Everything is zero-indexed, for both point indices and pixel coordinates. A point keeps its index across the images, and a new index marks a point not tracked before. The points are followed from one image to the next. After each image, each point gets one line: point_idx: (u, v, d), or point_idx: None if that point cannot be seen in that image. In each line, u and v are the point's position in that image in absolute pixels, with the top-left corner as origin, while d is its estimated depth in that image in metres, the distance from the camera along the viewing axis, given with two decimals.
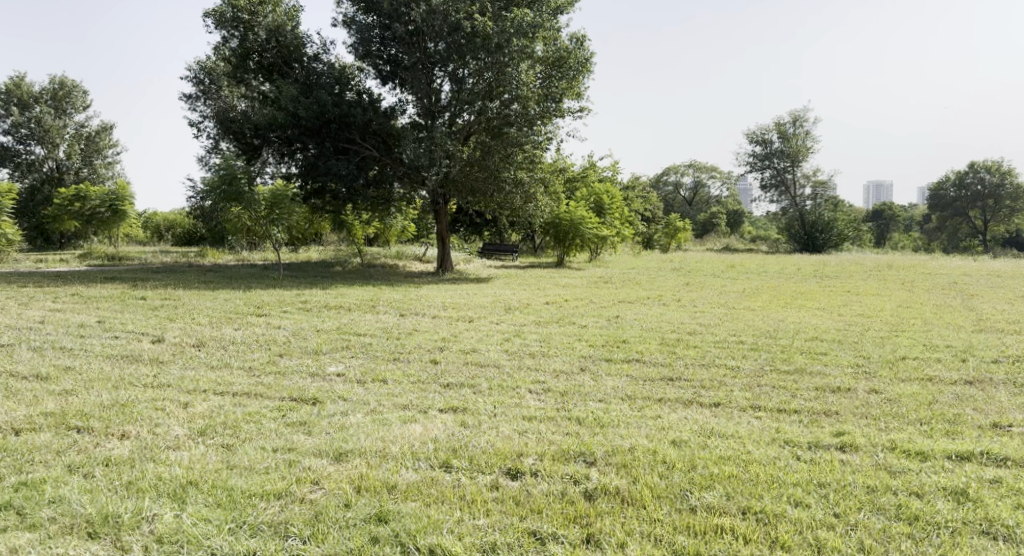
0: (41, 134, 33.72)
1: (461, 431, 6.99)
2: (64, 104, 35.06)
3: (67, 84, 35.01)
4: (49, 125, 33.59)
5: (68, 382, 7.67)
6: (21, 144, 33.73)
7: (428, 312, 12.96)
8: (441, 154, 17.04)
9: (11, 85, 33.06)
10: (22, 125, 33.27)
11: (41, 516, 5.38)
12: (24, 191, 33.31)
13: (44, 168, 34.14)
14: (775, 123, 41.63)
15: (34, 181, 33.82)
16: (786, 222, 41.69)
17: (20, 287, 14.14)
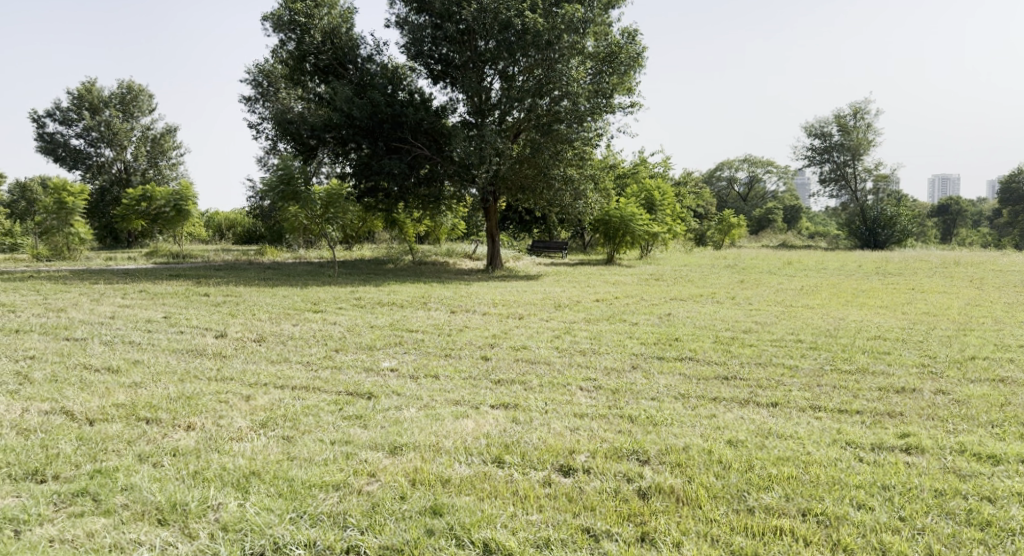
0: (110, 137, 35.09)
1: (513, 427, 7.03)
2: (131, 108, 36.38)
3: (134, 89, 36.37)
4: (118, 127, 34.94)
5: (138, 374, 7.92)
6: (92, 146, 35.22)
7: (479, 309, 13.04)
8: (492, 152, 17.11)
9: (83, 90, 34.61)
10: (93, 128, 34.71)
11: (115, 503, 5.54)
12: (95, 192, 34.70)
13: (112, 169, 35.51)
14: (835, 116, 40.80)
15: (104, 182, 35.26)
16: (846, 218, 40.83)
17: (91, 283, 14.63)
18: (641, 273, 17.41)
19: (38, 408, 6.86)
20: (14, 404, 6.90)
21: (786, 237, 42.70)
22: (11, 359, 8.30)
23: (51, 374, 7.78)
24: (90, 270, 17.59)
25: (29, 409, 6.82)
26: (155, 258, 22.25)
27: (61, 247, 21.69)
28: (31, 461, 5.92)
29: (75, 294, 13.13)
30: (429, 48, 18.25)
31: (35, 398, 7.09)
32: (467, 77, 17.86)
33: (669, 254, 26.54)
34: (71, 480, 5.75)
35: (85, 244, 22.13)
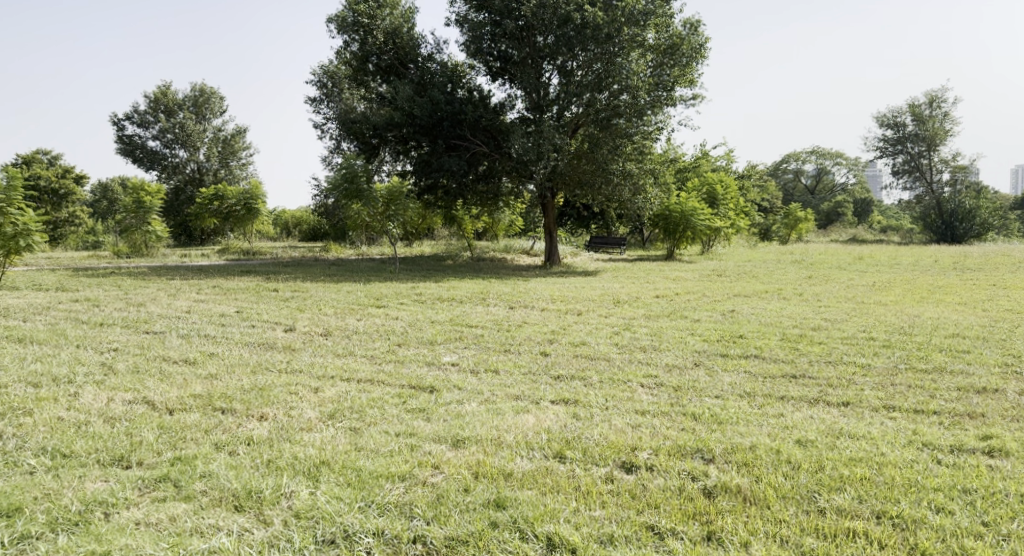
0: (184, 138, 36.34)
1: (574, 422, 7.03)
2: (204, 110, 37.62)
3: (207, 92, 37.62)
4: (191, 129, 36.18)
5: (213, 366, 8.16)
6: (168, 147, 36.43)
7: (538, 304, 13.05)
8: (550, 147, 17.06)
9: (159, 93, 35.98)
10: (168, 130, 35.93)
11: (194, 489, 5.68)
12: (170, 191, 35.95)
13: (186, 170, 36.70)
14: (909, 105, 39.66)
15: (179, 182, 36.49)
16: (921, 211, 39.70)
17: (167, 279, 15.11)
18: (703, 269, 17.18)
19: (122, 397, 7.10)
20: (99, 393, 7.15)
21: (856, 232, 41.70)
22: (96, 350, 8.61)
23: (132, 366, 8.05)
24: (165, 266, 18.13)
25: (114, 399, 7.05)
26: (227, 255, 22.85)
27: (139, 245, 22.51)
28: (118, 448, 6.10)
29: (153, 289, 13.57)
30: (488, 45, 18.35)
31: (119, 388, 7.34)
32: (525, 73, 17.90)
33: (731, 249, 26.20)
34: (154, 467, 5.93)
35: (161, 242, 22.80)
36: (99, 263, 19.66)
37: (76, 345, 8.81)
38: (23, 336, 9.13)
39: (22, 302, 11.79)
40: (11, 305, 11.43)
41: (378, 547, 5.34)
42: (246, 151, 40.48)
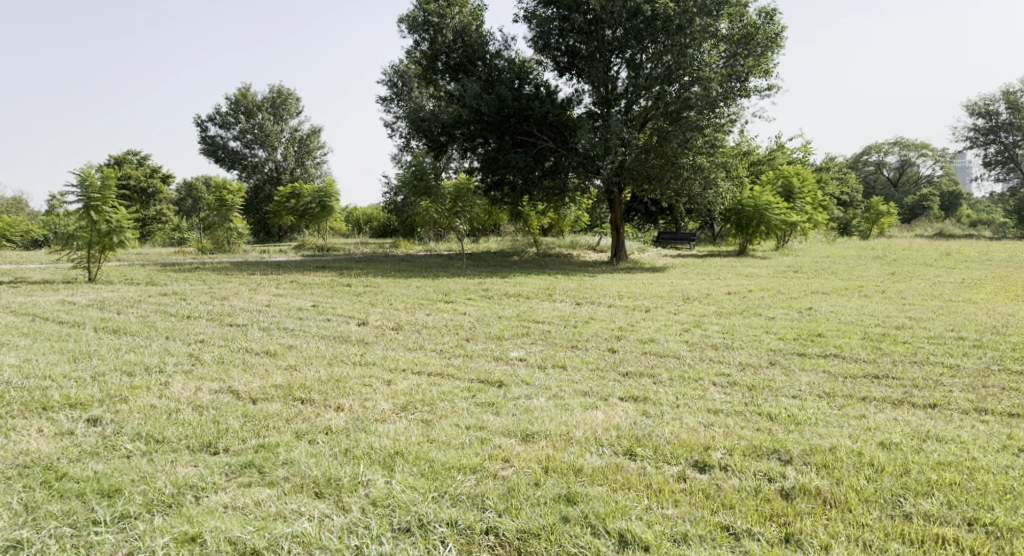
0: (263, 138, 37.38)
1: (644, 420, 6.95)
2: (281, 111, 38.64)
3: (284, 93, 38.61)
4: (269, 129, 37.21)
5: (292, 357, 8.36)
6: (248, 147, 37.64)
7: (606, 301, 12.95)
8: (617, 142, 16.90)
9: (239, 95, 37.18)
10: (248, 131, 37.13)
11: (277, 476, 5.81)
12: (250, 190, 37.10)
13: (265, 169, 37.85)
14: (1003, 93, 38.10)
15: (258, 181, 37.71)
16: (1015, 204, 38.10)
17: (248, 274, 15.53)
18: (778, 265, 16.78)
19: (208, 387, 7.31)
20: (187, 383, 7.38)
21: (943, 226, 40.26)
22: (184, 342, 8.90)
23: (217, 357, 8.28)
24: (246, 262, 18.66)
25: (201, 388, 7.26)
26: (303, 251, 23.38)
27: (222, 242, 23.26)
28: (206, 435, 6.28)
29: (235, 284, 13.97)
30: (556, 40, 18.33)
31: (205, 378, 7.57)
32: (593, 68, 17.77)
33: (807, 244, 25.57)
34: (239, 454, 6.07)
35: (242, 238, 23.51)
36: (185, 258, 20.39)
37: (165, 336, 9.11)
38: (116, 328, 9.49)
39: (115, 295, 12.29)
40: (105, 298, 11.90)
41: (452, 536, 5.37)
42: (321, 150, 41.38)
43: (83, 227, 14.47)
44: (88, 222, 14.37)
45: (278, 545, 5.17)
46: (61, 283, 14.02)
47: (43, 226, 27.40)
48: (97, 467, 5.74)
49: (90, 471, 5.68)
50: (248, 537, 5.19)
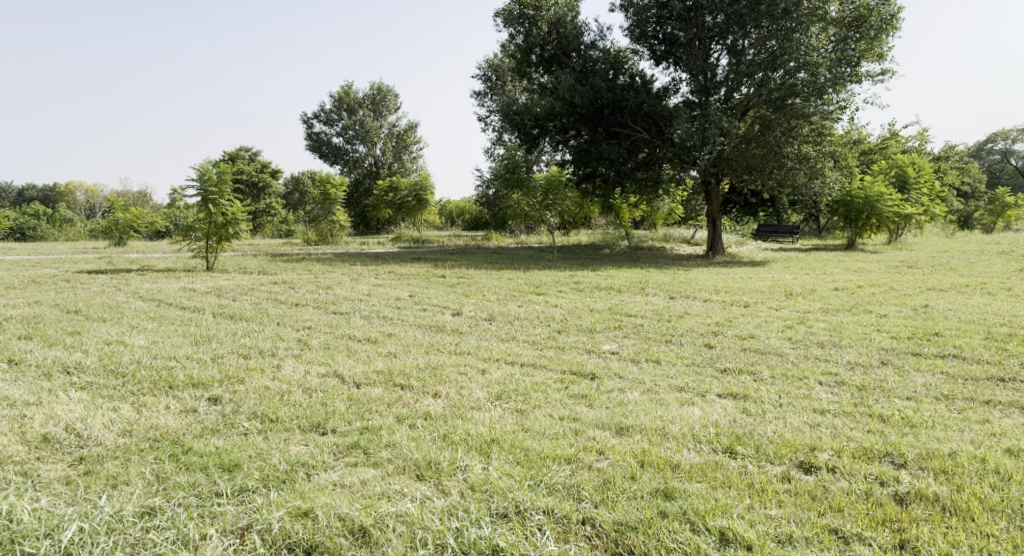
0: (363, 134, 38.36)
1: (744, 418, 6.74)
2: (381, 107, 39.50)
3: (384, 89, 39.41)
4: (369, 125, 38.15)
5: (391, 345, 8.50)
6: (349, 143, 38.74)
7: (702, 295, 12.69)
8: (716, 131, 16.46)
9: (342, 92, 38.24)
10: (350, 127, 38.17)
11: (381, 457, 5.90)
12: (351, 184, 38.26)
13: (365, 164, 38.91)
14: None
15: (359, 176, 38.76)
16: None
17: (350, 265, 15.94)
18: (890, 260, 16.07)
19: (316, 370, 7.51)
20: (297, 366, 7.60)
21: None
22: (292, 328, 9.18)
23: (323, 343, 8.49)
24: (348, 253, 19.18)
25: (310, 372, 7.47)
26: (401, 243, 23.89)
27: (326, 234, 24.02)
28: (315, 416, 6.44)
29: (338, 273, 14.36)
30: (653, 28, 18.07)
31: (313, 362, 7.78)
32: (693, 55, 17.37)
33: (922, 238, 24.41)
34: (345, 435, 6.21)
35: (345, 231, 24.21)
36: (292, 249, 21.09)
37: (276, 322, 9.41)
38: (233, 313, 9.86)
39: (229, 283, 12.82)
40: (221, 286, 12.40)
41: (550, 525, 5.34)
42: (418, 143, 42.11)
43: (201, 219, 15.14)
44: (205, 215, 15.02)
45: (383, 523, 5.26)
46: (181, 271, 14.74)
47: (165, 220, 28.95)
48: (218, 443, 5.95)
49: (212, 446, 5.90)
50: (356, 514, 5.29)
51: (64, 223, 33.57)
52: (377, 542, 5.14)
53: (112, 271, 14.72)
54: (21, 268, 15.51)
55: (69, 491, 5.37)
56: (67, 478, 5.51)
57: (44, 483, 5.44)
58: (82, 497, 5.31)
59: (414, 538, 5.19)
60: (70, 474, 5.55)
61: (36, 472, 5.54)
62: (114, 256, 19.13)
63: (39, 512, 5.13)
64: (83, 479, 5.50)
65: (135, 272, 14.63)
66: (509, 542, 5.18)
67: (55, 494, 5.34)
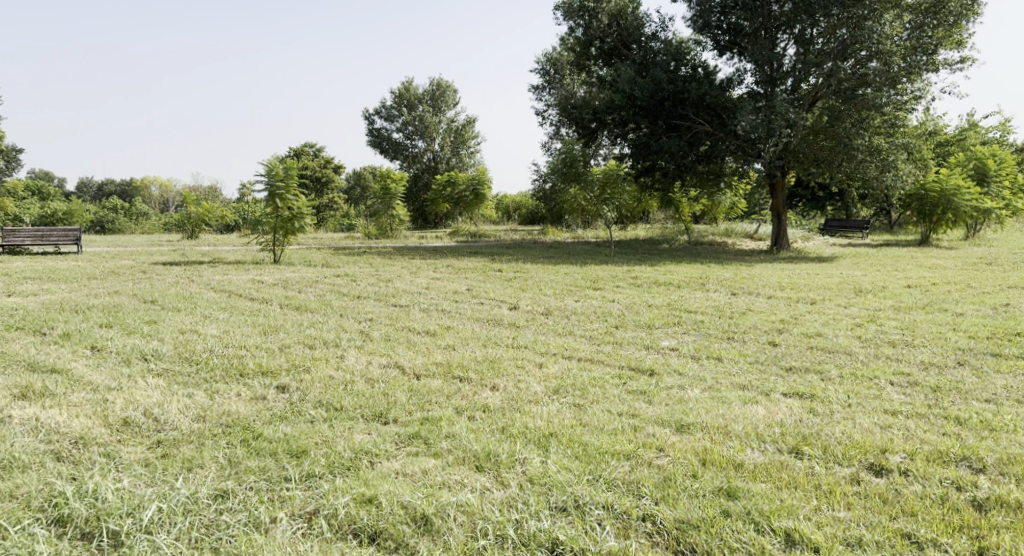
0: (423, 130, 38.70)
1: (811, 418, 6.55)
2: (440, 103, 39.75)
3: (443, 84, 39.65)
4: (428, 120, 38.46)
5: (450, 338, 8.50)
6: (409, 139, 39.15)
7: (765, 291, 12.40)
8: (782, 123, 16.06)
9: (402, 89, 38.70)
10: (410, 123, 38.58)
11: (441, 447, 5.90)
12: (410, 179, 38.68)
13: (424, 159, 39.26)
14: None
15: (418, 171, 39.16)
16: None
17: (410, 258, 16.06)
18: (967, 256, 15.45)
19: (378, 361, 7.57)
20: (359, 356, 7.66)
21: None
22: (355, 319, 9.26)
23: (385, 334, 8.55)
24: (408, 247, 19.36)
25: (372, 362, 7.52)
26: (459, 237, 24.01)
27: (386, 228, 24.29)
28: (377, 406, 6.47)
29: (397, 267, 14.47)
30: (717, 18, 17.75)
31: (375, 353, 7.83)
32: (759, 45, 17.02)
33: (1001, 234, 23.45)
34: (406, 425, 6.21)
35: (404, 225, 24.45)
36: (354, 243, 21.39)
37: (339, 314, 9.51)
38: (299, 305, 10.01)
39: (295, 275, 13.03)
40: (286, 277, 12.62)
41: (610, 520, 5.26)
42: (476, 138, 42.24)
43: (269, 213, 15.42)
44: (272, 209, 15.31)
45: (444, 512, 5.24)
46: (249, 264, 15.06)
47: (234, 213, 29.68)
48: (286, 430, 6.03)
49: (281, 433, 5.97)
50: (418, 503, 5.29)
51: (139, 216, 34.68)
52: (439, 530, 5.13)
53: (184, 263, 15.12)
54: (100, 259, 16.07)
55: (148, 473, 5.48)
56: (146, 460, 5.63)
57: (125, 465, 5.57)
58: (160, 479, 5.42)
59: (475, 528, 5.16)
60: (149, 456, 5.67)
61: (118, 454, 5.67)
62: (186, 248, 19.69)
63: (122, 492, 5.24)
64: (162, 461, 5.60)
65: (206, 264, 14.99)
66: (568, 536, 5.11)
67: (136, 475, 5.46)
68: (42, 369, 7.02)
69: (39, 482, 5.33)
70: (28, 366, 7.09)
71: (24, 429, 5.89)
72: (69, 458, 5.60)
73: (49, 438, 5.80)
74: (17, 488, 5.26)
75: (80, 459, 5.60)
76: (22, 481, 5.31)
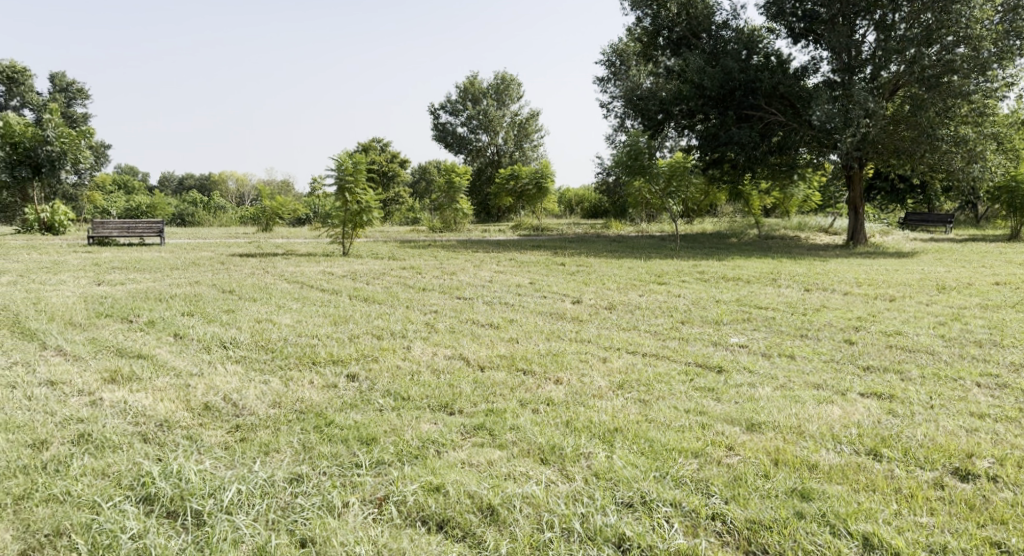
0: (486, 124, 38.75)
1: (890, 419, 6.26)
2: (504, 97, 39.68)
3: (507, 78, 39.56)
4: (492, 114, 38.49)
5: (514, 331, 8.43)
6: (473, 133, 39.22)
7: (841, 288, 11.99)
8: (860, 113, 15.50)
9: (467, 83, 38.81)
10: (474, 117, 38.70)
11: (506, 439, 5.83)
12: (474, 173, 38.82)
13: (488, 153, 39.24)
14: None
15: (481, 165, 39.26)
16: None
17: (474, 251, 16.07)
18: None
19: (443, 352, 7.54)
20: (425, 348, 7.65)
21: None
22: (420, 311, 9.27)
23: (449, 326, 8.53)
24: (471, 241, 19.39)
25: (437, 354, 7.50)
26: (522, 230, 23.97)
27: (450, 221, 24.42)
28: (443, 396, 6.44)
29: (461, 260, 14.49)
30: (792, 5, 17.25)
31: (440, 345, 7.80)
32: (836, 33, 16.48)
33: None
34: (471, 416, 6.16)
35: (468, 218, 24.51)
36: (419, 235, 21.54)
37: (405, 306, 9.54)
38: (367, 296, 10.08)
39: (363, 267, 13.15)
40: (354, 269, 12.74)
41: (678, 518, 5.11)
42: (540, 131, 42.10)
43: (338, 207, 15.64)
44: (340, 203, 15.50)
45: (510, 504, 5.17)
46: (320, 256, 15.29)
47: (304, 207, 30.27)
48: (357, 417, 6.04)
49: (352, 420, 5.98)
50: (485, 493, 5.23)
51: (217, 209, 35.66)
52: (505, 521, 5.06)
53: (258, 255, 15.44)
54: (180, 251, 16.55)
55: (228, 455, 5.56)
56: (226, 443, 5.71)
57: (207, 447, 5.65)
58: (239, 461, 5.49)
59: (541, 520, 5.08)
60: (229, 440, 5.74)
61: (200, 437, 5.76)
62: (260, 240, 20.14)
63: (204, 473, 5.31)
64: (240, 445, 5.67)
65: (279, 256, 15.28)
66: (636, 532, 4.99)
67: (216, 458, 5.53)
68: (129, 354, 7.21)
69: (128, 461, 5.44)
70: (116, 352, 7.28)
71: (114, 412, 6.04)
72: (155, 440, 5.72)
73: (136, 421, 5.93)
74: (108, 467, 5.38)
75: (165, 441, 5.70)
76: (113, 460, 5.44)
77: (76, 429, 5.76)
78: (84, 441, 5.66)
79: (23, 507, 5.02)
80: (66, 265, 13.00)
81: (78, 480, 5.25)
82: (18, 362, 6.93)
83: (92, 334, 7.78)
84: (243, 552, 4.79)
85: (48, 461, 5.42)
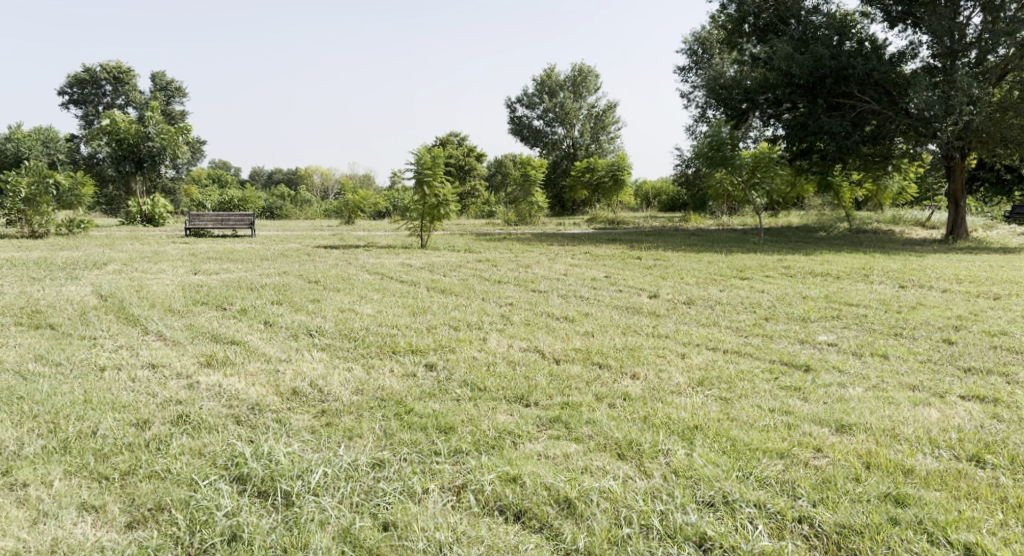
0: (563, 117, 38.54)
1: (994, 424, 5.84)
2: (581, 89, 39.20)
3: (584, 69, 39.06)
4: (569, 107, 38.24)
5: (589, 324, 8.24)
6: (550, 125, 39.15)
7: (939, 285, 11.33)
8: (962, 99, 14.69)
9: (544, 76, 38.70)
10: (550, 110, 38.65)
11: (582, 433, 5.66)
12: (550, 166, 38.73)
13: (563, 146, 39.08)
14: None
15: (557, 157, 39.12)
16: None
17: (550, 245, 15.90)
18: None
19: (519, 344, 7.43)
20: (501, 340, 7.54)
21: None
22: (497, 303, 9.18)
23: (525, 319, 8.41)
24: (546, 234, 19.24)
25: (513, 345, 7.39)
26: (597, 224, 23.69)
27: (526, 214, 24.32)
28: (518, 389, 6.30)
29: (538, 253, 14.34)
30: None
31: (516, 337, 7.69)
32: (937, 15, 15.63)
33: None
34: (547, 409, 6.02)
35: (543, 212, 24.35)
36: (495, 228, 21.54)
37: (482, 298, 9.46)
38: (444, 288, 10.04)
39: (441, 259, 13.15)
40: (432, 261, 12.75)
41: (762, 519, 4.86)
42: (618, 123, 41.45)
43: (416, 200, 15.67)
44: (418, 196, 15.54)
45: (588, 497, 5.01)
46: (400, 248, 15.36)
47: (385, 201, 30.64)
48: (436, 406, 5.97)
49: (431, 409, 5.92)
50: (562, 486, 5.08)
51: (302, 203, 36.48)
52: (583, 514, 4.91)
53: (340, 247, 15.64)
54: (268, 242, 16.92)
55: (315, 439, 5.56)
56: (313, 427, 5.72)
57: (295, 431, 5.67)
58: (326, 445, 5.48)
59: (619, 516, 4.90)
60: (315, 424, 5.75)
61: (289, 421, 5.78)
62: (343, 233, 20.43)
63: (292, 455, 5.32)
64: (326, 429, 5.67)
65: (361, 248, 15.42)
66: (718, 532, 4.77)
67: (304, 441, 5.54)
68: (223, 340, 7.33)
69: (223, 442, 5.50)
70: (212, 338, 7.42)
71: (210, 395, 6.13)
72: (247, 422, 5.76)
73: (230, 403, 6.01)
74: (205, 447, 5.45)
75: (256, 423, 5.75)
76: (209, 440, 5.50)
77: (176, 410, 5.86)
78: (183, 422, 5.75)
79: (128, 483, 5.12)
80: (164, 255, 13.42)
81: (177, 458, 5.33)
82: (122, 346, 7.12)
83: (189, 321, 7.96)
84: (329, 533, 4.78)
85: (151, 439, 5.52)
